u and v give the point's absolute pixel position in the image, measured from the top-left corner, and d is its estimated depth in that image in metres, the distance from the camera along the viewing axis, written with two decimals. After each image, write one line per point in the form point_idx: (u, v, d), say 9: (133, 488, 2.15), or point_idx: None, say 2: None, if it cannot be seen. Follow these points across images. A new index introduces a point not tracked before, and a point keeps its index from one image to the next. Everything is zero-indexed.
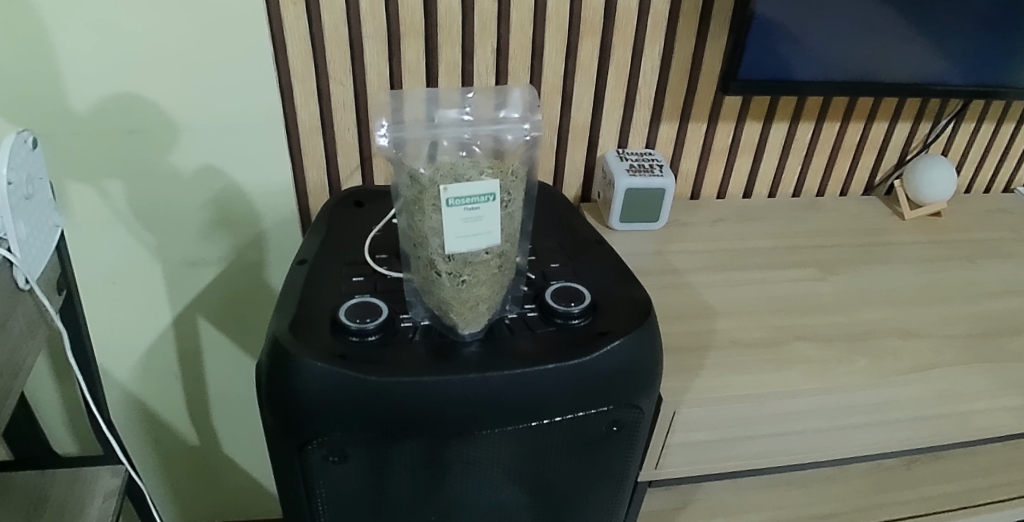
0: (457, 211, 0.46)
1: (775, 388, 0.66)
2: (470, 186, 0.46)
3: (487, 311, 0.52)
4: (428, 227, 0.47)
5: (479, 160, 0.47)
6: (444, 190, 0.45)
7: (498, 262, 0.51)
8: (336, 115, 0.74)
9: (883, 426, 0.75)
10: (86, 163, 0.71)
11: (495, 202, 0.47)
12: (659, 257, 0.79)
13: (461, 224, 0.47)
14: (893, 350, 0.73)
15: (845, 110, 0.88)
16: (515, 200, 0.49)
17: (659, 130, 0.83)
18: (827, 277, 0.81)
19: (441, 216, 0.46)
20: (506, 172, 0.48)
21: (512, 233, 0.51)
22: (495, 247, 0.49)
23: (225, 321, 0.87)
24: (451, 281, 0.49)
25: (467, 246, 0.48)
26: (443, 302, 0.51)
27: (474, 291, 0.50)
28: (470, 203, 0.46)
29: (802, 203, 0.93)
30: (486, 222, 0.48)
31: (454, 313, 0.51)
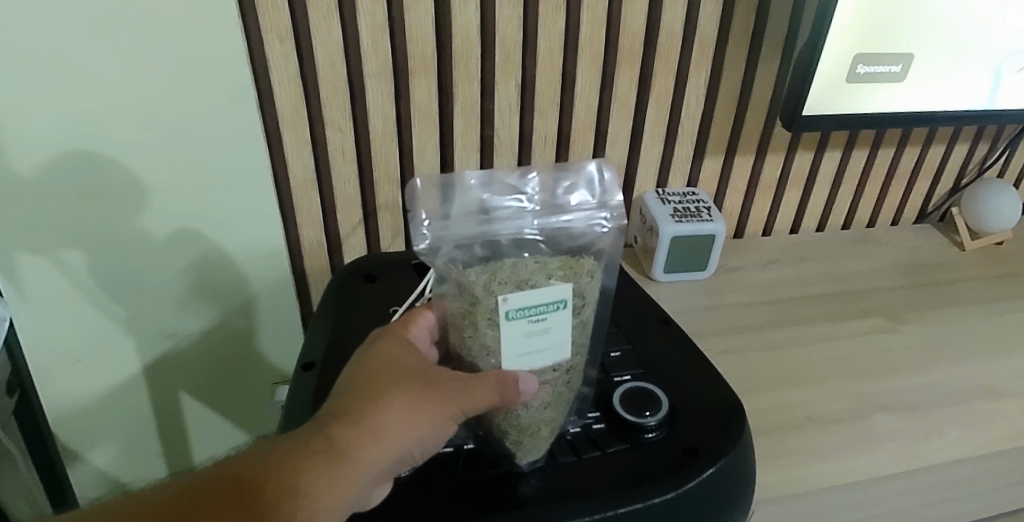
0: (520, 323, 0.37)
1: (864, 477, 0.57)
2: (537, 294, 0.37)
3: (549, 436, 0.42)
4: (483, 340, 0.38)
5: (546, 261, 0.39)
6: (505, 299, 0.37)
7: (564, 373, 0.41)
8: (334, 166, 0.63)
9: (972, 499, 0.66)
10: (38, 233, 0.59)
11: (568, 309, 0.38)
12: (710, 313, 0.69)
13: (525, 338, 0.38)
14: (982, 417, 0.64)
15: (901, 136, 0.79)
16: (590, 302, 0.41)
17: (702, 165, 0.73)
18: (896, 327, 0.71)
19: (499, 332, 0.38)
20: (578, 275, 0.39)
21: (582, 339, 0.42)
22: (563, 362, 0.40)
23: (212, 393, 0.76)
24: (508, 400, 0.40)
25: (530, 364, 0.39)
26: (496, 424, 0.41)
27: (537, 412, 0.41)
28: (539, 312, 0.37)
29: (854, 236, 0.83)
30: (555, 334, 0.39)
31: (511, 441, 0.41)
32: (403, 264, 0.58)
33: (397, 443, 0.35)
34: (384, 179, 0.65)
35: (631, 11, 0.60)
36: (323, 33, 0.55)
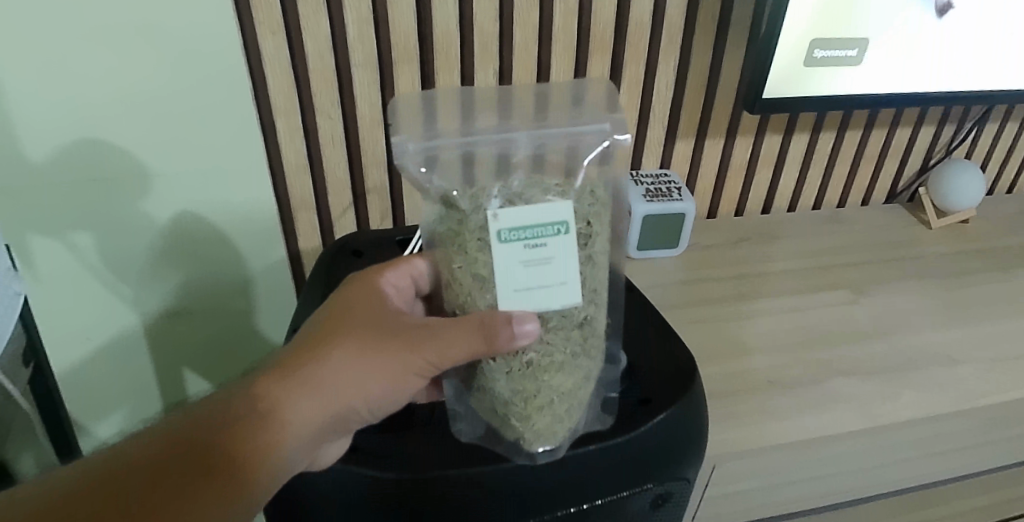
0: (518, 249, 0.41)
1: (821, 434, 0.61)
2: (529, 216, 0.41)
3: (565, 411, 0.43)
4: (479, 264, 0.42)
5: (544, 180, 0.44)
6: (496, 215, 0.41)
7: (576, 337, 0.44)
8: (324, 151, 0.67)
9: (929, 458, 0.71)
10: (49, 215, 0.64)
11: (569, 235, 0.42)
12: (681, 287, 0.73)
13: (522, 260, 0.41)
14: (938, 381, 0.68)
15: (868, 119, 0.82)
16: (593, 239, 0.44)
17: (674, 148, 0.77)
18: (860, 299, 0.76)
19: (499, 258, 0.41)
20: (573, 194, 0.44)
21: (592, 303, 0.45)
22: (571, 303, 0.43)
23: (212, 369, 0.80)
24: (519, 368, 0.42)
25: (533, 297, 0.41)
26: (509, 404, 0.43)
27: (541, 378, 0.42)
28: (535, 234, 0.41)
29: (824, 216, 0.87)
30: (555, 262, 0.41)
31: (525, 423, 0.42)
32: (389, 241, 0.62)
33: (353, 390, 0.40)
34: (372, 164, 0.69)
35: (601, 0, 0.64)
36: (312, 27, 0.59)
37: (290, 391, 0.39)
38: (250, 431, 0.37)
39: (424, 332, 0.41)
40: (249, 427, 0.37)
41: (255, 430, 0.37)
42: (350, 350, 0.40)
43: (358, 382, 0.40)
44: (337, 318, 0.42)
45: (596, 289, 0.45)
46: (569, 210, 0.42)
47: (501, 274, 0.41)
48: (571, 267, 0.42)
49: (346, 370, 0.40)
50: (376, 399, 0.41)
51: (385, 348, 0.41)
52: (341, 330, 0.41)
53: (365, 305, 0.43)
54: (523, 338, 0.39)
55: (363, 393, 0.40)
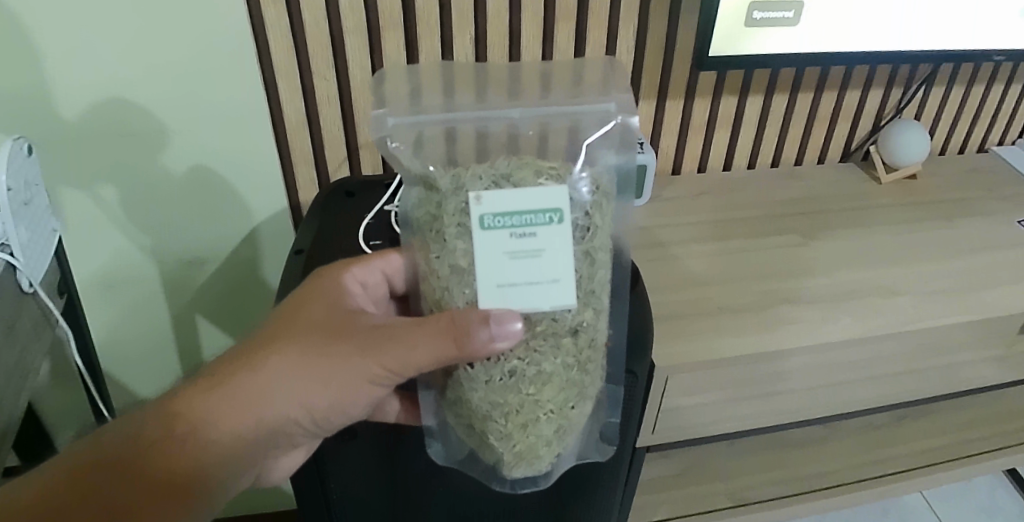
0: (507, 239, 0.43)
1: (764, 349, 0.68)
2: (516, 203, 0.43)
3: (549, 426, 0.46)
4: (461, 250, 0.44)
5: (538, 163, 0.46)
6: (479, 198, 0.43)
7: (566, 349, 0.45)
8: (321, 111, 0.75)
9: (868, 381, 0.78)
10: (78, 168, 0.72)
11: (560, 225, 0.44)
12: (644, 232, 0.81)
13: (506, 245, 0.43)
14: (875, 308, 0.75)
15: (818, 81, 0.90)
16: (590, 236, 0.46)
17: (637, 108, 0.85)
18: (808, 242, 0.83)
19: (485, 243, 0.43)
20: (568, 181, 0.45)
21: (590, 313, 0.46)
22: (561, 302, 0.44)
23: (221, 316, 0.88)
24: (504, 381, 0.45)
25: (518, 287, 0.43)
26: (491, 418, 0.46)
27: (526, 390, 0.45)
28: (522, 219, 0.43)
29: (781, 172, 0.95)
30: (543, 252, 0.43)
31: (503, 442, 0.46)
32: (377, 184, 0.70)
33: (286, 395, 0.43)
34: (363, 122, 0.78)
35: None
36: None
37: (225, 404, 0.43)
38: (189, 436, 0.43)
39: (369, 342, 0.43)
40: (190, 435, 0.43)
41: (196, 437, 0.43)
42: (285, 361, 0.43)
43: (295, 394, 0.43)
44: (284, 324, 0.45)
45: (594, 298, 0.46)
46: (561, 199, 0.44)
47: (482, 259, 0.43)
48: (559, 260, 0.43)
49: (281, 384, 0.43)
50: (318, 401, 0.44)
51: (323, 360, 0.43)
52: (279, 342, 0.44)
53: (318, 307, 0.46)
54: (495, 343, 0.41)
55: (300, 402, 0.44)
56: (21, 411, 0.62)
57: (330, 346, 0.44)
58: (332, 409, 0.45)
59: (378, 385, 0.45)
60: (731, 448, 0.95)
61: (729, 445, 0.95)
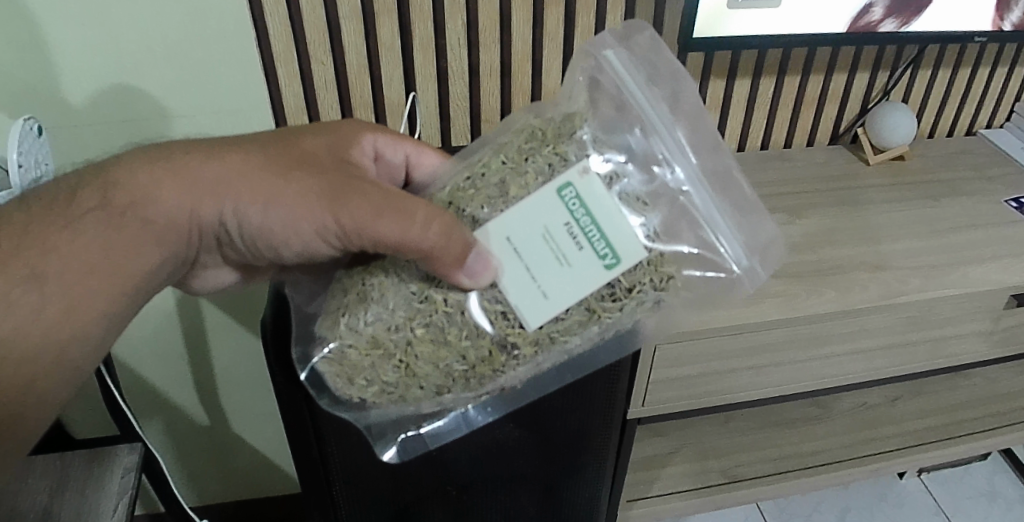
0: (562, 223, 0.39)
1: (749, 321, 0.70)
2: (602, 217, 0.39)
3: (391, 371, 0.43)
4: (528, 181, 0.41)
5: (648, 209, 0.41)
6: (585, 172, 0.39)
7: (474, 348, 0.42)
8: (319, 94, 0.78)
9: (854, 352, 0.80)
10: (83, 153, 0.74)
11: (607, 270, 0.39)
12: None
13: (558, 232, 0.39)
14: (860, 282, 0.77)
15: (805, 63, 0.92)
16: (610, 304, 0.41)
17: None
18: (794, 220, 0.85)
19: (549, 208, 0.39)
20: (652, 243, 0.40)
21: (519, 357, 0.42)
22: (524, 321, 0.40)
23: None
24: (415, 301, 0.42)
25: (522, 267, 0.40)
26: (365, 313, 0.43)
27: (410, 328, 0.42)
28: (590, 231, 0.39)
29: (770, 154, 0.97)
30: (564, 274, 0.39)
31: (348, 334, 0.43)
32: None
33: (228, 194, 0.43)
34: (360, 106, 0.80)
35: None
36: None
37: (176, 185, 0.43)
38: (126, 215, 0.42)
39: (336, 186, 0.42)
40: (126, 212, 0.42)
41: (129, 206, 0.42)
42: (247, 169, 0.43)
43: (235, 195, 0.43)
44: (272, 141, 0.45)
45: (533, 353, 0.42)
46: (630, 257, 0.39)
47: (534, 218, 0.39)
48: (564, 290, 0.39)
49: (236, 191, 0.43)
50: (254, 215, 0.43)
51: (279, 180, 0.42)
52: (251, 155, 0.43)
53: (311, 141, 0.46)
54: (455, 276, 0.39)
55: (239, 214, 0.43)
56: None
57: (296, 176, 0.42)
58: (270, 240, 0.44)
59: (324, 241, 0.43)
60: (726, 426, 0.96)
61: (724, 423, 0.96)
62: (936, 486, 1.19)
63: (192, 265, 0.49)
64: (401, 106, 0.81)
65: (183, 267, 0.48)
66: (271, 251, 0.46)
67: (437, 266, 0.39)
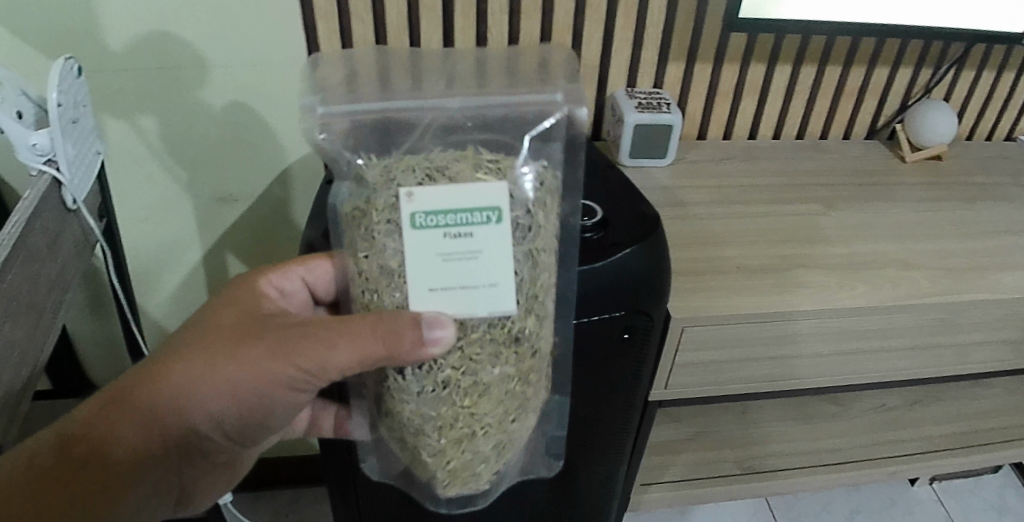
0: (437, 237, 0.39)
1: (777, 308, 0.69)
2: (452, 201, 0.40)
3: (484, 442, 0.47)
4: (388, 243, 0.41)
5: (479, 157, 0.45)
6: (411, 195, 0.40)
7: (508, 363, 0.44)
8: (357, 50, 0.77)
9: (880, 350, 0.79)
10: (119, 97, 0.73)
11: (502, 227, 0.40)
12: (668, 192, 0.81)
13: (444, 248, 0.39)
14: (891, 278, 0.76)
15: (847, 53, 0.90)
16: (532, 236, 0.43)
17: (666, 70, 0.85)
18: (828, 212, 0.83)
19: (415, 241, 0.40)
20: (510, 176, 0.43)
21: (530, 328, 0.44)
22: (502, 308, 0.41)
23: (256, 260, 0.90)
24: (439, 397, 0.44)
25: (455, 285, 0.40)
26: (424, 434, 0.46)
27: (454, 411, 0.45)
28: (465, 220, 0.40)
29: (807, 145, 0.95)
30: (484, 259, 0.40)
31: (436, 458, 0.47)
32: None
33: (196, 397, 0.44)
34: None
35: None
36: None
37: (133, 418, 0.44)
38: (81, 466, 0.43)
39: (277, 345, 0.43)
40: (88, 461, 0.43)
41: (91, 461, 0.43)
42: (191, 367, 0.44)
43: (204, 393, 0.44)
44: (192, 330, 0.46)
45: (535, 313, 0.45)
46: (502, 197, 0.40)
47: (413, 257, 0.40)
48: (493, 267, 0.40)
49: (191, 389, 0.44)
50: (228, 399, 0.45)
51: (232, 362, 0.44)
52: (186, 353, 0.44)
53: (229, 311, 0.47)
54: (419, 352, 0.40)
55: (210, 409, 0.45)
56: (48, 356, 0.64)
57: (238, 352, 0.44)
58: (248, 414, 0.46)
59: (296, 387, 0.45)
60: (743, 416, 0.95)
61: (742, 413, 0.95)
62: (947, 495, 1.18)
63: (183, 471, 0.51)
64: None
65: (175, 468, 0.49)
66: (256, 420, 0.48)
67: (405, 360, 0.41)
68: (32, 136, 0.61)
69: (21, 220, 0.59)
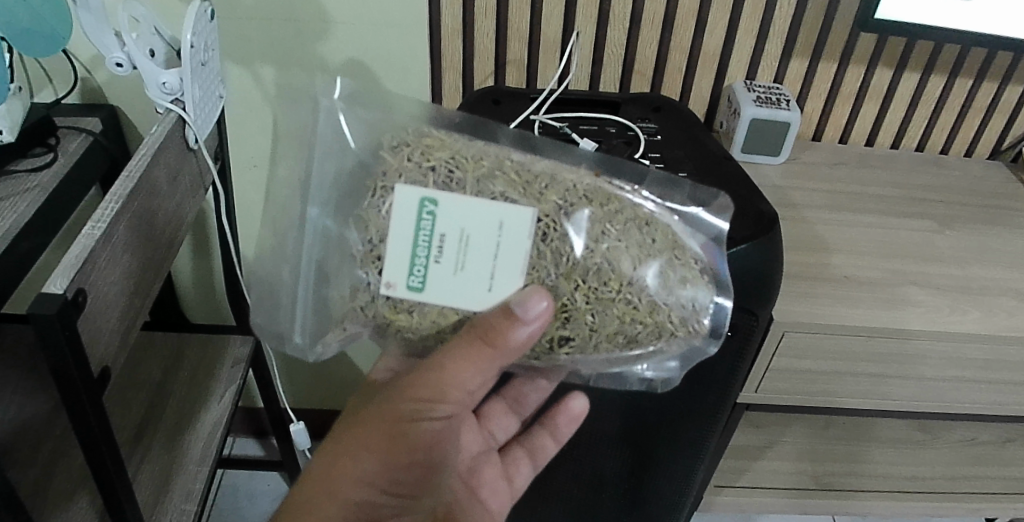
0: (438, 266, 0.41)
1: (886, 325, 0.66)
2: (398, 247, 0.41)
3: (658, 266, 0.45)
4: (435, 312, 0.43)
5: (365, 206, 0.43)
6: (389, 283, 0.42)
7: (581, 220, 0.44)
8: (478, 19, 0.74)
9: (986, 382, 0.75)
10: (245, 45, 0.75)
11: (438, 210, 0.40)
12: (777, 191, 0.79)
13: (448, 267, 0.41)
14: (1008, 308, 0.70)
15: (982, 65, 0.84)
16: (470, 171, 0.42)
17: (788, 66, 0.81)
18: (944, 230, 0.78)
19: (439, 293, 0.42)
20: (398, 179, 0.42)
21: (553, 193, 0.44)
22: (533, 213, 0.42)
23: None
24: (604, 308, 0.45)
25: (498, 261, 0.41)
26: (622, 329, 0.45)
27: (607, 306, 0.44)
28: (426, 234, 0.41)
29: (925, 158, 0.90)
30: (469, 229, 0.40)
31: (652, 328, 0.46)
32: (522, 96, 0.73)
33: (348, 468, 0.46)
34: (515, 38, 0.76)
35: None
36: None
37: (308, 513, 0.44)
38: None
39: (391, 393, 0.47)
40: None
41: None
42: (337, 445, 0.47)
43: (353, 460, 0.46)
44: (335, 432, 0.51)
45: (540, 183, 0.44)
46: (408, 192, 0.40)
47: (449, 298, 0.42)
48: (472, 222, 0.41)
49: (339, 461, 0.46)
50: (377, 458, 0.46)
51: (365, 420, 0.47)
52: (332, 451, 0.47)
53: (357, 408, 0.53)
54: (520, 329, 0.41)
55: (364, 480, 0.46)
56: (157, 292, 0.66)
57: (366, 419, 0.47)
58: (404, 474, 0.47)
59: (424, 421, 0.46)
60: (825, 431, 0.92)
61: (823, 427, 0.92)
62: None
63: None
64: (557, 44, 0.77)
65: None
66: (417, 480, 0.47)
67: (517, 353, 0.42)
68: (163, 75, 0.62)
69: (147, 153, 0.61)
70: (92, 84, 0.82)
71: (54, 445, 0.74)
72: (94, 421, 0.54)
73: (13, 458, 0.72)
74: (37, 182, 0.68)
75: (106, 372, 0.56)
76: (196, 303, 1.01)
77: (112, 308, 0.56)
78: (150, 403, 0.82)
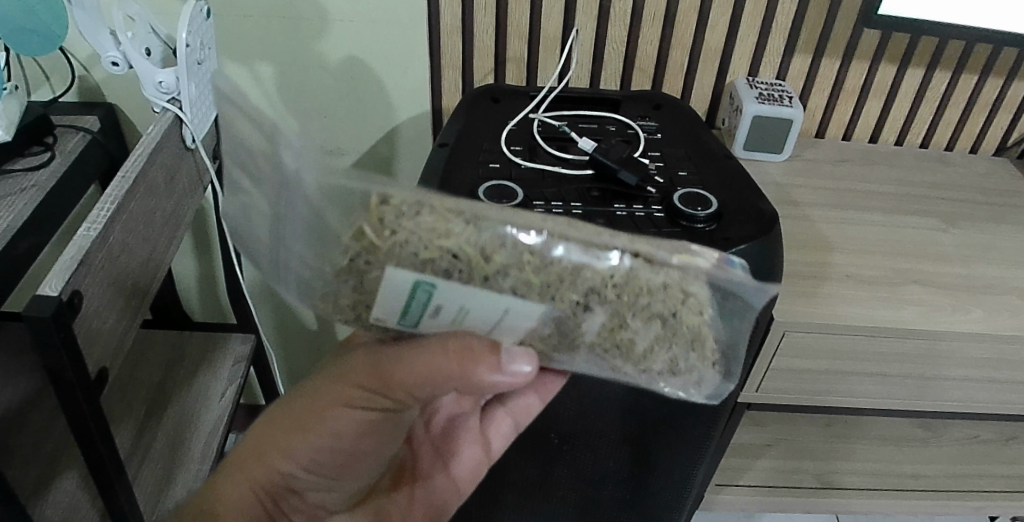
0: (430, 327, 0.34)
1: (889, 324, 0.65)
2: (385, 308, 0.33)
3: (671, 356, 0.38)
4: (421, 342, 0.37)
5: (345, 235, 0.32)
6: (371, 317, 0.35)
7: (601, 317, 0.35)
8: (477, 16, 0.74)
9: (990, 382, 0.74)
10: (242, 42, 0.74)
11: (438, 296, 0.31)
12: (779, 189, 0.78)
13: (442, 326, 0.34)
14: (1013, 307, 0.69)
15: (987, 61, 0.83)
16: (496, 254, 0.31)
17: (791, 62, 0.80)
18: (947, 228, 0.77)
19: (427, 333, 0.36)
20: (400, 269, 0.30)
21: (575, 289, 0.33)
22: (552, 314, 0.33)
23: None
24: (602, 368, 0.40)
25: (501, 328, 0.34)
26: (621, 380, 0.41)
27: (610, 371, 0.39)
28: (418, 303, 0.32)
29: (929, 155, 0.89)
30: (472, 311, 0.32)
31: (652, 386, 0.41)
32: (522, 93, 0.73)
33: (286, 438, 0.41)
34: (515, 34, 0.75)
35: None
36: None
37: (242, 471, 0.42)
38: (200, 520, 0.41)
39: (341, 370, 0.39)
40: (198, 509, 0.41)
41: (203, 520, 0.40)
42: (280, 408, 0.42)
43: (291, 431, 0.41)
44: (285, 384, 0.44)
45: (561, 277, 0.32)
46: (403, 276, 0.30)
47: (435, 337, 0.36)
48: (478, 307, 0.32)
49: (277, 427, 0.41)
50: (317, 434, 0.41)
51: (313, 391, 0.41)
52: (262, 420, 0.42)
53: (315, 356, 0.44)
54: (496, 375, 0.34)
55: (287, 456, 0.41)
56: (155, 291, 0.65)
57: (306, 393, 0.41)
58: (333, 454, 0.43)
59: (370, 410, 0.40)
60: (827, 430, 0.92)
61: (826, 426, 0.92)
62: None
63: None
64: (557, 41, 0.76)
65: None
66: (348, 456, 0.44)
67: (475, 380, 0.34)
68: (160, 74, 0.62)
69: (144, 153, 0.60)
70: (90, 82, 0.82)
71: (55, 443, 0.74)
72: (92, 422, 0.54)
73: (13, 457, 0.72)
74: (34, 182, 0.67)
75: (103, 374, 0.56)
76: (198, 302, 1.01)
77: (109, 310, 0.56)
78: (151, 401, 0.82)
